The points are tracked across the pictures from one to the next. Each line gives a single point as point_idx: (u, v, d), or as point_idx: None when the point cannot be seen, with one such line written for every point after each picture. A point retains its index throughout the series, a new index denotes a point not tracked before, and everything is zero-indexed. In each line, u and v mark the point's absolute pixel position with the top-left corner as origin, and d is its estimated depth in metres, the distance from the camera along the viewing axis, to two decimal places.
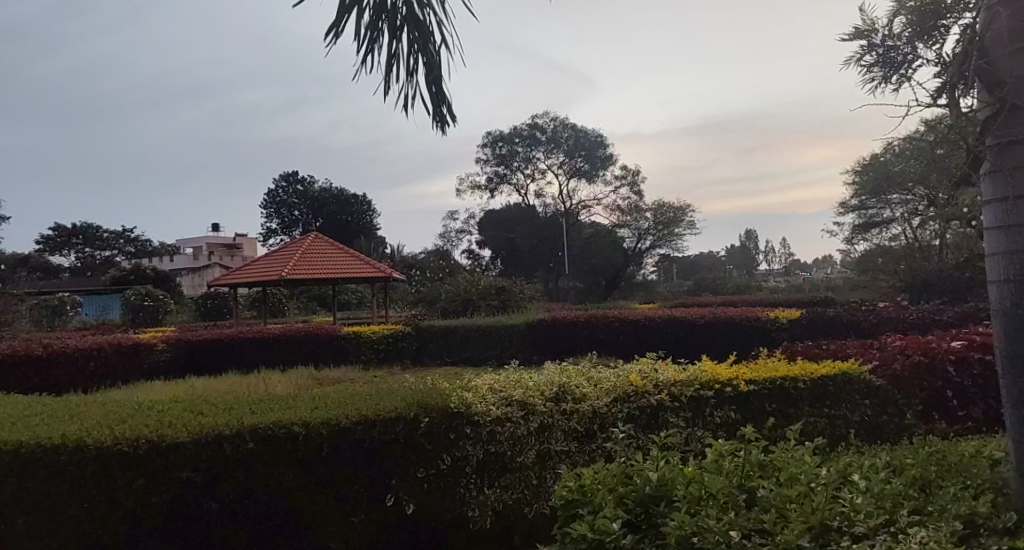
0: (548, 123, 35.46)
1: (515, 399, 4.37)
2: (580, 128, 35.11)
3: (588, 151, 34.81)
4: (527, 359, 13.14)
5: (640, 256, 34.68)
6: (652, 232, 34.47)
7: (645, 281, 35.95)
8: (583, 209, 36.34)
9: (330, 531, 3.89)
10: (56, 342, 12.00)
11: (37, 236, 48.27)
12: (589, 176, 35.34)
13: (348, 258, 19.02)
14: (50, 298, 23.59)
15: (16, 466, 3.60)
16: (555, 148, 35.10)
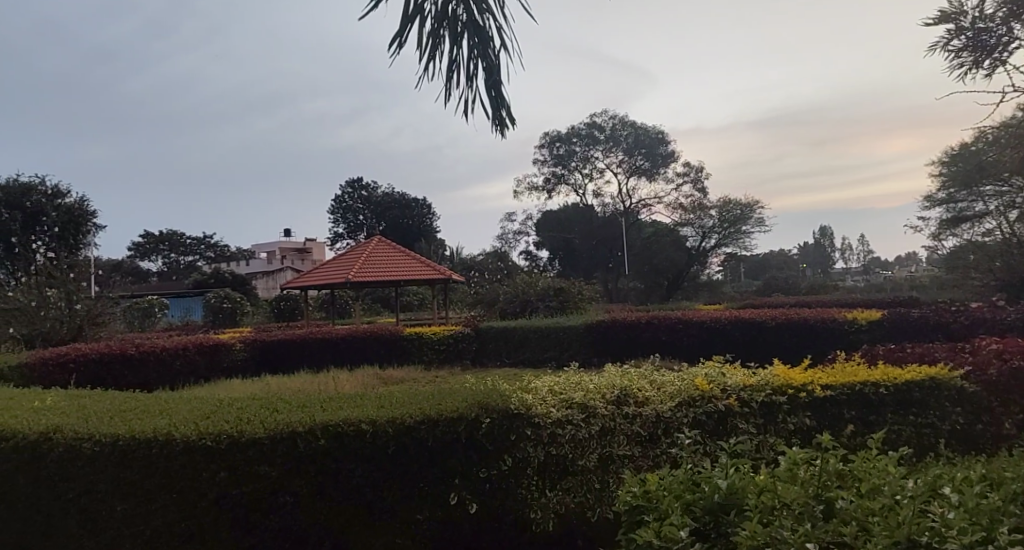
0: (606, 122, 35.11)
1: (576, 402, 4.28)
2: (639, 126, 34.60)
3: (648, 149, 34.23)
4: (586, 361, 12.96)
5: (705, 255, 33.81)
6: (717, 231, 33.55)
7: (712, 280, 34.39)
8: (643, 208, 35.82)
9: (396, 530, 3.91)
10: (146, 341, 12.56)
11: (128, 243, 51.26)
12: (650, 175, 34.80)
13: (409, 260, 19.25)
14: (137, 300, 24.85)
15: (115, 456, 3.82)
16: (614, 147, 34.74)
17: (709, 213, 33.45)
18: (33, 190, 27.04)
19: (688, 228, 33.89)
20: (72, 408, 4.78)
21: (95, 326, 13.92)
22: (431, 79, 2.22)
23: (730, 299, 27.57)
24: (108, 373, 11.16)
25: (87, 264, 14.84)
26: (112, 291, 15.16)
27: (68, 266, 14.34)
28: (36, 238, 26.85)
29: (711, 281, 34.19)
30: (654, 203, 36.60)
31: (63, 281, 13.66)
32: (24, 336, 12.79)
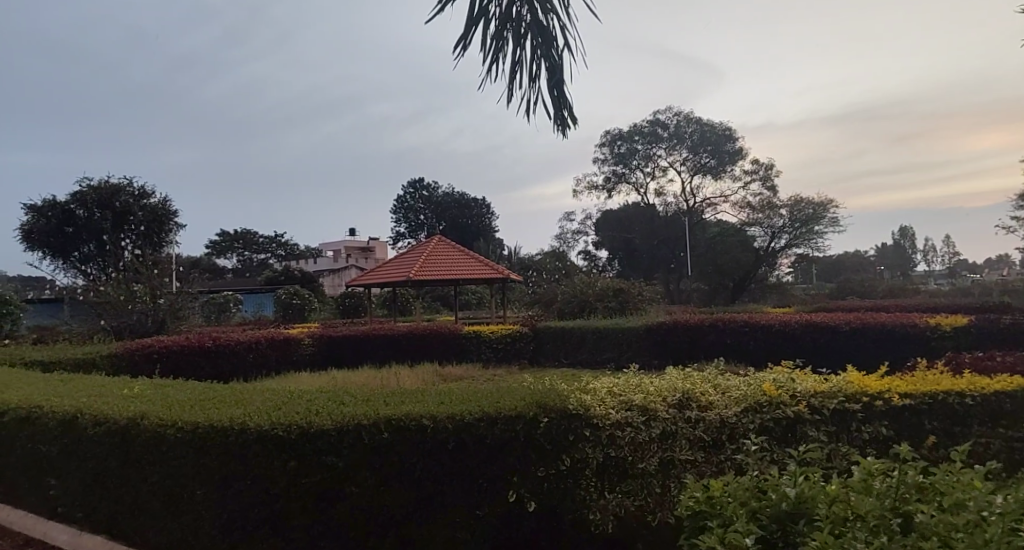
0: (670, 119, 34.54)
1: (636, 404, 4.23)
2: (705, 123, 33.84)
3: (715, 146, 33.49)
4: (646, 363, 12.75)
5: (774, 256, 32.52)
6: (788, 231, 32.09)
7: (780, 282, 33.15)
8: (708, 208, 35.08)
9: (456, 525, 3.91)
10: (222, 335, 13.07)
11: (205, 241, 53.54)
12: (715, 173, 34.01)
13: (469, 260, 19.40)
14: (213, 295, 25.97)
15: (197, 442, 4.02)
16: (678, 144, 34.16)
17: (779, 213, 32.04)
18: (121, 191, 28.34)
19: (757, 228, 32.71)
20: (155, 396, 5.03)
21: (176, 319, 14.58)
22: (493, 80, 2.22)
23: (801, 302, 26.70)
24: (188, 364, 11.67)
25: (169, 259, 15.45)
26: (192, 286, 15.76)
27: (153, 262, 14.96)
28: (124, 236, 28.32)
29: (780, 282, 32.85)
30: (720, 202, 35.79)
31: (148, 277, 14.33)
32: (112, 328, 13.73)
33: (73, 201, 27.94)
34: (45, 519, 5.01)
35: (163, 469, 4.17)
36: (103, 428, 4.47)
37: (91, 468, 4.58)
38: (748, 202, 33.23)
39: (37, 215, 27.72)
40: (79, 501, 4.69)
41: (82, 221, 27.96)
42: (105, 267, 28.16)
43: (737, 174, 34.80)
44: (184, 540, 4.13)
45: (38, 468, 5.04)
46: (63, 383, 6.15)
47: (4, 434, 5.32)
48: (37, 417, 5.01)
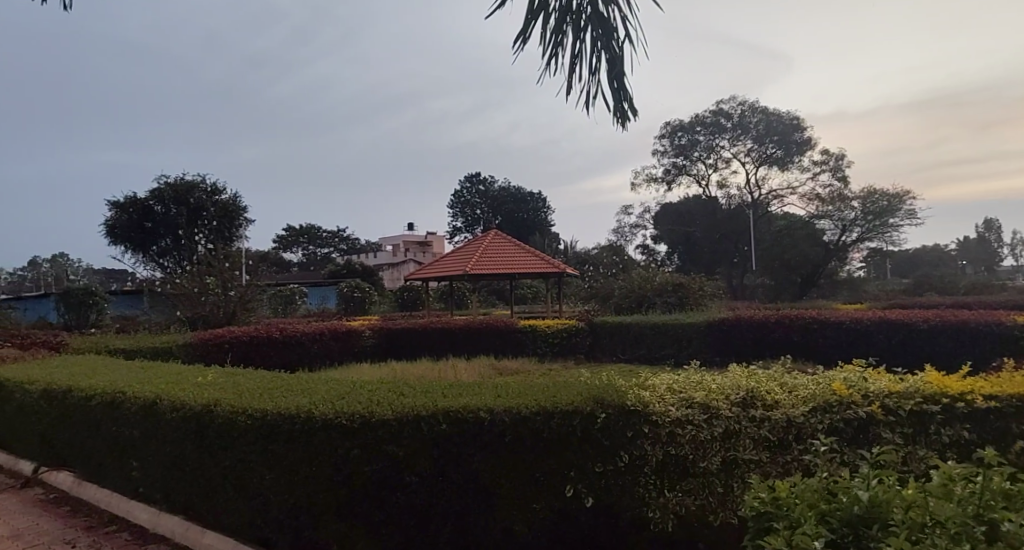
0: (734, 108, 33.68)
1: (697, 402, 4.15)
2: (771, 112, 32.84)
3: (782, 136, 32.43)
4: (708, 360, 12.51)
5: (845, 250, 31.41)
6: (860, 223, 30.82)
7: (852, 278, 32.20)
8: (775, 200, 34.07)
9: (514, 517, 3.91)
10: (289, 326, 13.47)
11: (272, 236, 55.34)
12: (782, 164, 32.96)
13: (525, 254, 19.37)
14: (279, 288, 26.82)
15: (265, 428, 4.16)
16: (743, 135, 33.32)
17: (851, 205, 30.83)
18: (195, 188, 29.54)
19: (826, 221, 31.43)
20: (226, 384, 5.22)
21: (245, 311, 15.10)
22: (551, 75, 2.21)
23: (875, 298, 25.66)
24: (257, 353, 12.09)
25: (239, 253, 15.97)
26: (260, 279, 16.26)
27: (225, 256, 15.48)
28: (199, 231, 29.41)
29: (852, 278, 31.99)
30: (786, 194, 34.73)
31: (220, 269, 14.86)
32: (188, 319, 14.32)
33: (152, 198, 29.15)
34: (127, 499, 5.28)
35: (235, 454, 4.33)
36: (180, 414, 4.67)
37: (169, 452, 4.79)
38: (817, 193, 32.02)
39: (120, 211, 29.04)
40: (158, 481, 4.92)
41: (161, 217, 29.10)
42: (181, 261, 29.42)
43: (805, 166, 33.66)
44: (254, 523, 4.28)
45: (121, 451, 5.31)
46: (144, 370, 6.45)
47: (90, 418, 5.63)
48: (120, 402, 5.28)
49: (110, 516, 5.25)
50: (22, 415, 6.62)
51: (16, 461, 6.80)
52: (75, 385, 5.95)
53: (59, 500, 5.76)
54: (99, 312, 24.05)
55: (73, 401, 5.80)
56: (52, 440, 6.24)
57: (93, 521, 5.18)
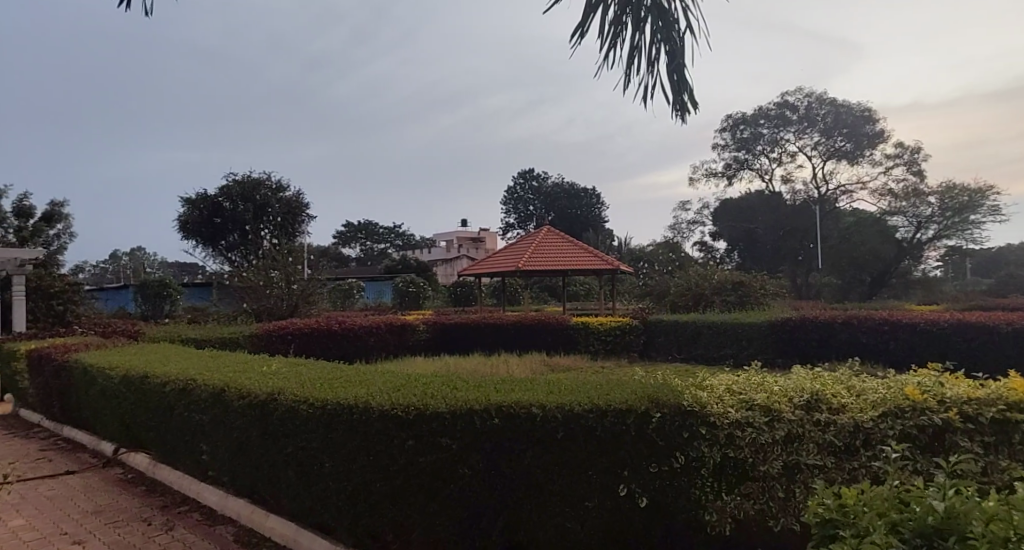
0: (800, 100, 32.68)
1: (758, 403, 4.03)
2: (840, 104, 31.71)
3: (851, 128, 31.25)
4: (770, 361, 12.17)
5: (920, 249, 30.29)
6: (937, 221, 29.61)
7: (928, 277, 30.99)
8: (844, 196, 33.01)
9: (566, 514, 3.85)
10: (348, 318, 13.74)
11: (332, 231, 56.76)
12: (851, 158, 31.76)
13: (579, 251, 19.20)
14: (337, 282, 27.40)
15: (325, 418, 4.23)
16: (809, 128, 32.30)
17: (927, 201, 29.34)
18: (261, 185, 30.52)
19: (899, 217, 30.27)
20: (289, 373, 5.35)
21: (307, 304, 15.50)
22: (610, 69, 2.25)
23: (953, 299, 24.47)
24: (317, 345, 12.43)
25: (302, 247, 16.37)
26: (322, 272, 16.64)
27: (289, 250, 15.90)
28: (263, 227, 30.34)
29: (927, 277, 30.76)
30: (856, 190, 33.56)
31: (285, 264, 15.26)
32: (254, 311, 14.85)
33: (221, 194, 30.25)
34: (198, 482, 5.50)
35: (295, 441, 4.43)
36: (245, 401, 4.79)
37: (234, 437, 4.93)
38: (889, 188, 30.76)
39: (192, 206, 30.29)
40: (225, 466, 5.08)
41: (228, 213, 30.24)
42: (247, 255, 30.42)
43: (877, 159, 32.38)
44: (314, 508, 4.37)
45: (191, 435, 5.52)
46: (212, 359, 6.67)
47: (163, 403, 5.85)
48: (190, 389, 5.46)
49: (182, 497, 5.49)
50: (102, 398, 6.96)
51: (98, 442, 7.17)
52: (150, 372, 6.20)
53: (136, 480, 6.05)
54: (172, 302, 25.14)
55: (148, 387, 6.04)
56: (129, 424, 6.53)
57: (166, 501, 5.43)
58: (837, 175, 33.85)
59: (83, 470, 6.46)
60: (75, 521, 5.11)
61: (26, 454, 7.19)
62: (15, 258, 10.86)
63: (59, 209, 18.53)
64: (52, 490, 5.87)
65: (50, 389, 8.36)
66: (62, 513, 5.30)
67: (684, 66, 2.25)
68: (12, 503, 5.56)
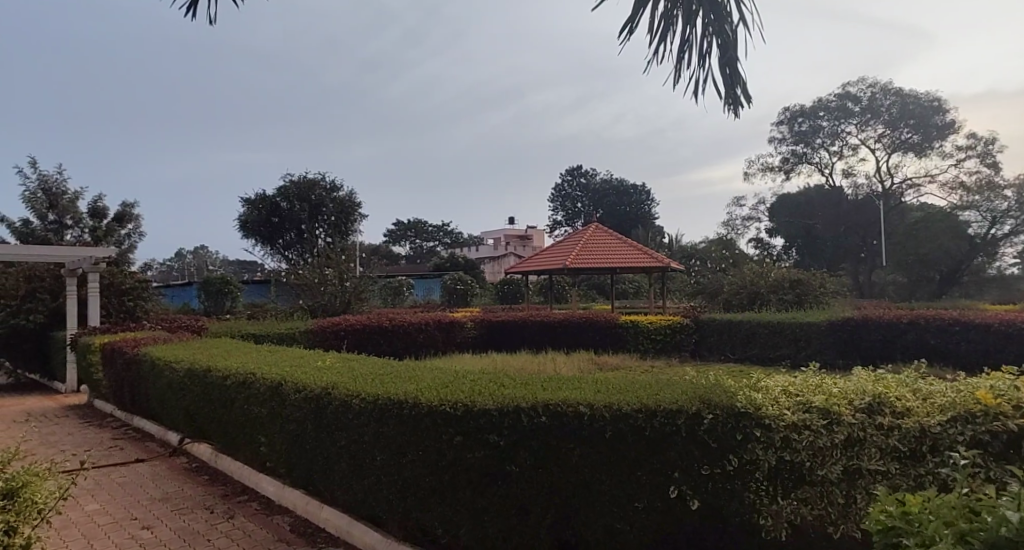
0: (862, 91, 31.58)
1: (815, 405, 3.87)
2: (907, 94, 30.51)
3: (919, 119, 30.02)
4: (829, 362, 11.73)
5: (994, 245, 28.97)
6: (1013, 215, 28.37)
7: (1003, 275, 29.14)
8: (911, 190, 31.90)
9: (614, 515, 3.76)
10: (398, 315, 13.89)
11: (383, 230, 57.73)
12: (919, 151, 30.54)
13: (630, 248, 18.95)
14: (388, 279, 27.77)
15: (376, 412, 4.25)
16: (873, 119, 31.17)
17: (1003, 194, 28.30)
18: (316, 185, 31.14)
19: (972, 212, 29.11)
20: (343, 368, 5.41)
21: (359, 301, 15.75)
22: (661, 63, 2.25)
23: None
24: (370, 342, 12.61)
25: (354, 245, 16.62)
26: (374, 269, 16.84)
27: (342, 248, 16.17)
28: (318, 226, 30.98)
29: (1003, 275, 29.05)
30: (923, 183, 32.41)
31: (338, 261, 15.52)
32: (309, 308, 15.17)
33: (278, 195, 31.01)
34: (257, 472, 5.62)
35: (348, 435, 4.47)
36: (301, 395, 4.86)
37: (291, 429, 5.01)
38: (961, 181, 29.74)
39: (251, 207, 31.16)
40: (282, 458, 5.17)
41: (285, 212, 30.99)
42: (302, 253, 31.12)
43: (947, 152, 31.09)
44: (366, 501, 4.41)
45: (250, 427, 5.63)
46: (270, 354, 6.80)
47: (224, 395, 5.99)
48: (249, 382, 5.58)
49: (242, 487, 5.61)
50: (169, 390, 7.18)
51: (165, 432, 7.40)
52: (212, 366, 6.37)
53: (199, 469, 6.23)
54: (233, 299, 25.92)
55: (210, 380, 6.21)
56: (193, 416, 6.72)
57: (228, 490, 5.56)
58: (903, 168, 32.74)
59: (151, 458, 6.68)
60: (144, 507, 5.27)
61: (99, 442, 7.48)
62: (91, 256, 11.30)
63: (129, 209, 19.14)
64: (124, 476, 6.09)
65: (121, 380, 8.71)
66: (131, 499, 5.48)
67: (736, 61, 2.28)
68: (86, 489, 5.77)
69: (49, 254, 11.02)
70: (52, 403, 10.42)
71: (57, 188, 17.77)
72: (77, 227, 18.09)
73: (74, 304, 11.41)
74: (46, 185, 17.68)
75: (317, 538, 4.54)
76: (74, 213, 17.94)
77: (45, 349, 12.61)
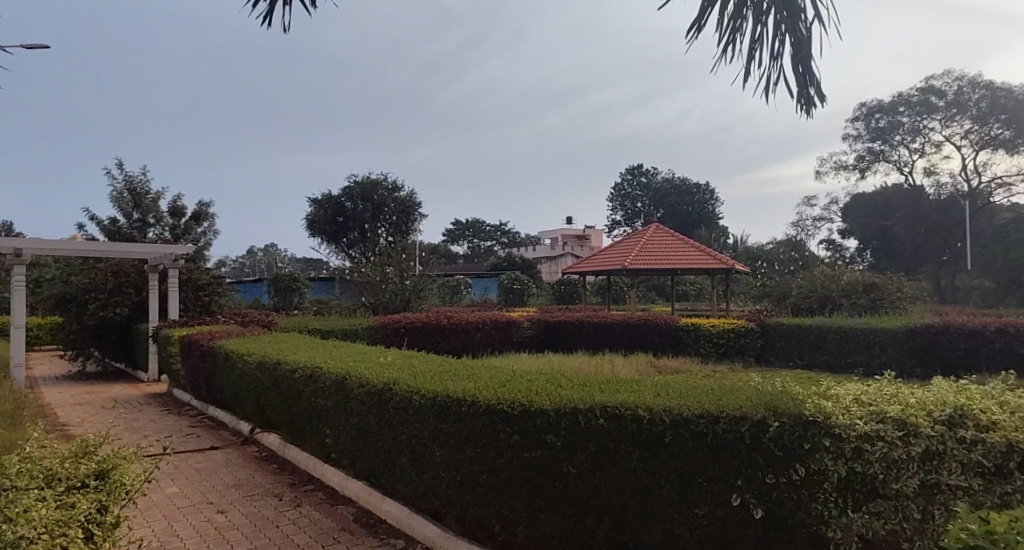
0: (947, 85, 30.01)
1: (891, 416, 3.65)
2: (998, 87, 28.89)
3: (1011, 114, 28.49)
4: (907, 370, 11.17)
5: None
6: None
7: None
8: (999, 189, 30.36)
9: (672, 520, 3.62)
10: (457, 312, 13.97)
11: (442, 229, 58.52)
12: (1010, 147, 29.04)
13: (692, 249, 18.55)
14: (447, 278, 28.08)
15: (436, 408, 4.26)
16: (958, 114, 29.66)
17: None
18: (378, 185, 31.77)
19: None
20: (405, 365, 5.46)
21: (418, 299, 15.94)
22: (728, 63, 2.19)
23: None
24: (428, 339, 12.73)
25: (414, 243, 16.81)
26: (433, 268, 17.02)
27: (403, 246, 16.37)
28: (381, 225, 31.59)
29: None
30: (1014, 182, 30.64)
31: (399, 259, 15.74)
32: (371, 305, 15.47)
33: (343, 195, 31.76)
34: (322, 463, 5.72)
35: (408, 429, 4.49)
36: (364, 390, 4.92)
37: (354, 422, 5.08)
38: None
39: (317, 207, 32.05)
40: (345, 449, 5.25)
41: (349, 212, 31.71)
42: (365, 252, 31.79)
43: None
44: (425, 495, 4.42)
45: (316, 419, 5.74)
46: (336, 349, 6.94)
47: (292, 388, 6.14)
48: (315, 376, 5.70)
49: (308, 476, 5.74)
50: (241, 382, 7.41)
51: (237, 422, 7.64)
52: (282, 358, 6.54)
53: (269, 458, 6.39)
54: (300, 296, 26.71)
55: (279, 372, 6.38)
56: (263, 406, 6.91)
57: (295, 480, 5.68)
58: (991, 166, 31.12)
59: (225, 446, 6.92)
60: (218, 492, 5.44)
61: (178, 429, 7.79)
62: (170, 253, 11.80)
63: (206, 208, 19.94)
64: (200, 463, 6.32)
65: (197, 370, 9.05)
66: (206, 484, 5.66)
67: (811, 59, 2.20)
68: (166, 473, 6.00)
69: (134, 250, 11.56)
70: (135, 391, 10.94)
71: (141, 188, 18.65)
72: (158, 225, 18.95)
73: (155, 298, 11.95)
74: (131, 186, 18.59)
75: (379, 529, 4.58)
76: (156, 212, 18.78)
77: (129, 339, 13.26)
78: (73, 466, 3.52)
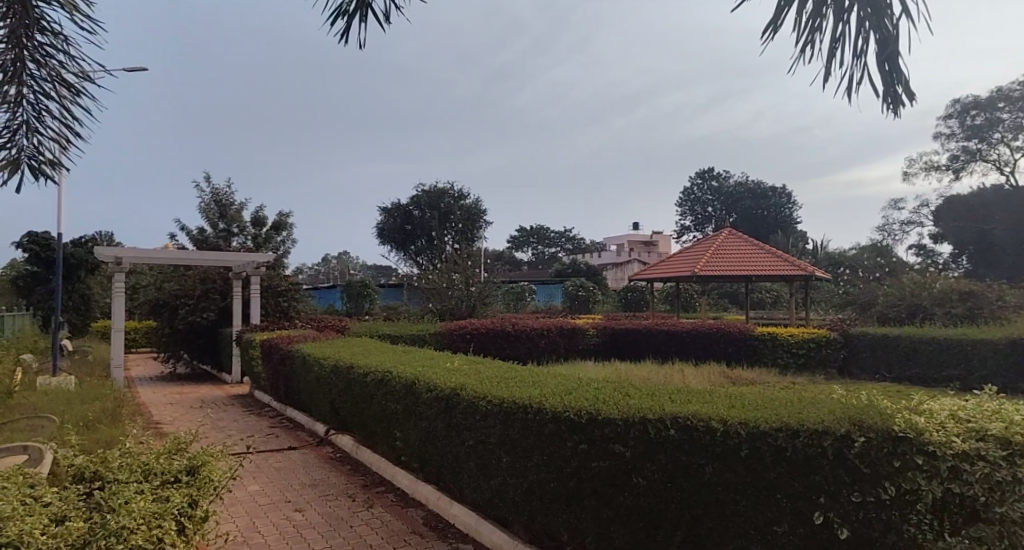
0: None
1: (992, 434, 3.38)
2: None
3: None
4: (1009, 386, 10.43)
5: None
6: None
7: None
8: None
9: (749, 537, 3.45)
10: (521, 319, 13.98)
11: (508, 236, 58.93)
12: None
13: (768, 255, 17.92)
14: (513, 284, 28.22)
15: (503, 415, 4.24)
16: None
17: None
18: (445, 193, 32.22)
19: None
20: (472, 370, 5.47)
21: (484, 305, 16.03)
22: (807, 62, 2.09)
23: None
24: (493, 345, 12.78)
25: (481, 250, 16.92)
26: (499, 275, 17.12)
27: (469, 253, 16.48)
28: (447, 233, 32.01)
29: None
30: None
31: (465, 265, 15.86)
32: (438, 311, 15.67)
33: (411, 203, 32.40)
34: (393, 465, 5.80)
35: (475, 435, 4.49)
36: (433, 394, 4.96)
37: (423, 427, 5.13)
38: None
39: (387, 215, 32.87)
40: (415, 453, 5.30)
41: (417, 220, 32.30)
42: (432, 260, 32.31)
43: None
44: (493, 501, 4.40)
45: (387, 422, 5.82)
46: (406, 354, 7.04)
47: (364, 391, 6.25)
48: (385, 380, 5.79)
49: (380, 478, 5.82)
50: (317, 384, 7.61)
51: (313, 423, 7.85)
52: (354, 362, 6.68)
53: (343, 459, 6.53)
54: (371, 301, 27.36)
55: (352, 376, 6.51)
56: (337, 409, 7.07)
57: (367, 482, 5.77)
58: None
59: (302, 446, 7.11)
60: (296, 491, 5.59)
61: (260, 429, 8.07)
62: (254, 261, 12.30)
63: (285, 218, 20.66)
64: (279, 462, 6.52)
65: (275, 373, 9.36)
66: (285, 483, 5.83)
67: (896, 57, 2.07)
68: (249, 471, 6.22)
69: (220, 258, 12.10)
70: (220, 392, 11.44)
71: (226, 200, 19.59)
72: (241, 234, 19.76)
73: (239, 303, 12.47)
74: (217, 198, 19.56)
75: (448, 533, 4.59)
76: (240, 222, 19.62)
77: (214, 343, 13.86)
78: (167, 462, 3.67)
